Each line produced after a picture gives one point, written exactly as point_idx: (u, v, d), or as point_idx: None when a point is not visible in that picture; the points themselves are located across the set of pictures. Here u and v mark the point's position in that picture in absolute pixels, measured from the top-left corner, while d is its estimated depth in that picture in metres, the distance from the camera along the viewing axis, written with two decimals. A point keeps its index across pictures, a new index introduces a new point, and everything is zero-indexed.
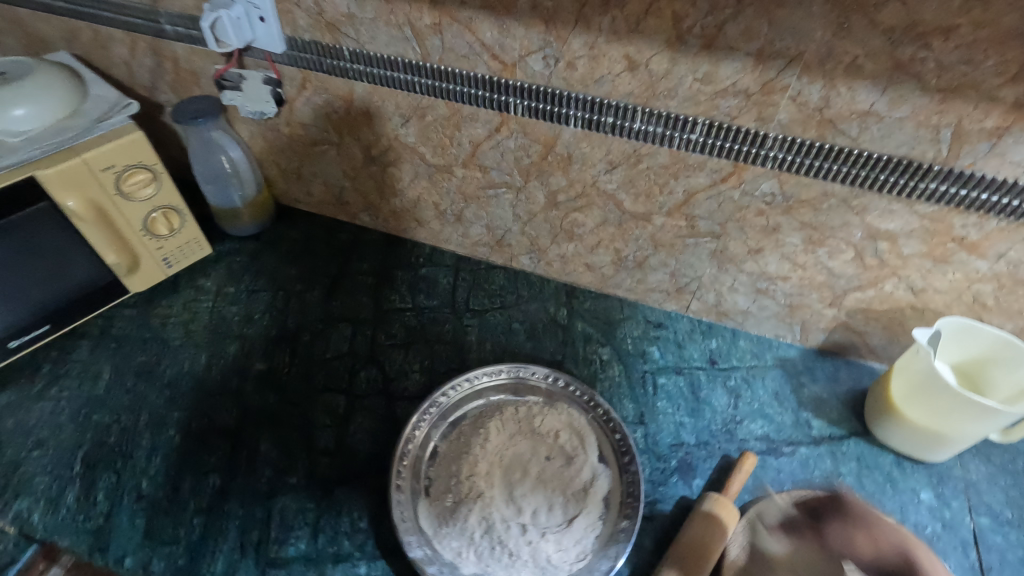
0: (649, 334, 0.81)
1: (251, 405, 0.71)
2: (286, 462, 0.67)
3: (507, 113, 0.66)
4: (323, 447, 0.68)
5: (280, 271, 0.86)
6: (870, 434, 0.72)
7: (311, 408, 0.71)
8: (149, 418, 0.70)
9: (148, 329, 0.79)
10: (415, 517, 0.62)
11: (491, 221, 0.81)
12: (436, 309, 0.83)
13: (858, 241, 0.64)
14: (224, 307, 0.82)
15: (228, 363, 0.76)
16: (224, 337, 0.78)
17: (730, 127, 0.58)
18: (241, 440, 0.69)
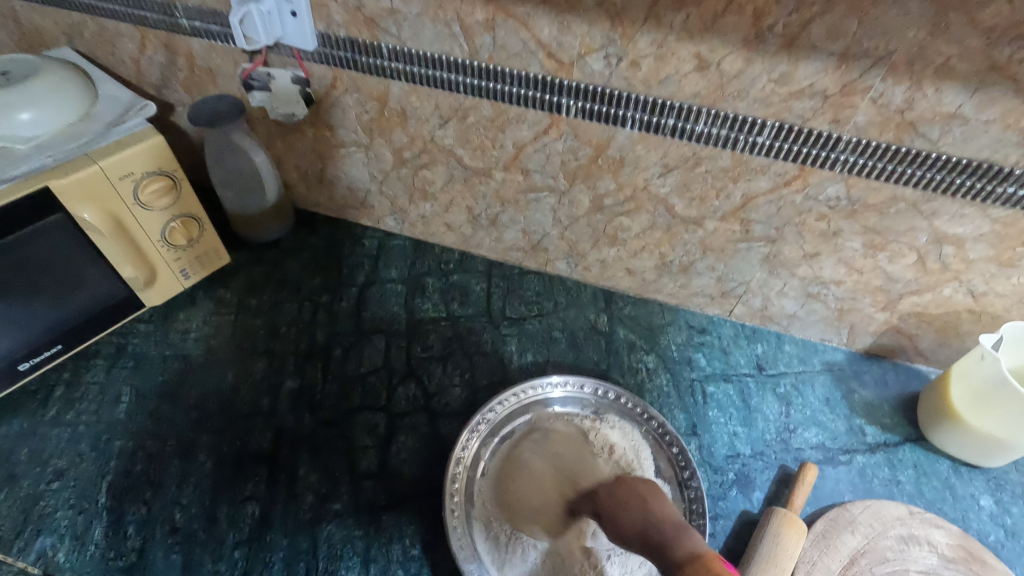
0: (693, 341, 0.78)
1: (286, 427, 0.67)
2: (328, 487, 0.63)
3: (558, 115, 0.63)
4: (366, 470, 0.64)
5: (304, 281, 0.82)
6: (924, 440, 0.70)
7: (350, 428, 0.68)
8: (177, 444, 0.66)
9: (168, 347, 0.74)
10: (472, 544, 0.59)
11: (527, 226, 0.77)
12: (471, 318, 0.79)
13: (923, 245, 0.62)
14: (248, 320, 0.77)
15: (257, 381, 0.71)
16: (250, 353, 0.74)
17: (802, 129, 0.55)
18: (278, 465, 0.64)
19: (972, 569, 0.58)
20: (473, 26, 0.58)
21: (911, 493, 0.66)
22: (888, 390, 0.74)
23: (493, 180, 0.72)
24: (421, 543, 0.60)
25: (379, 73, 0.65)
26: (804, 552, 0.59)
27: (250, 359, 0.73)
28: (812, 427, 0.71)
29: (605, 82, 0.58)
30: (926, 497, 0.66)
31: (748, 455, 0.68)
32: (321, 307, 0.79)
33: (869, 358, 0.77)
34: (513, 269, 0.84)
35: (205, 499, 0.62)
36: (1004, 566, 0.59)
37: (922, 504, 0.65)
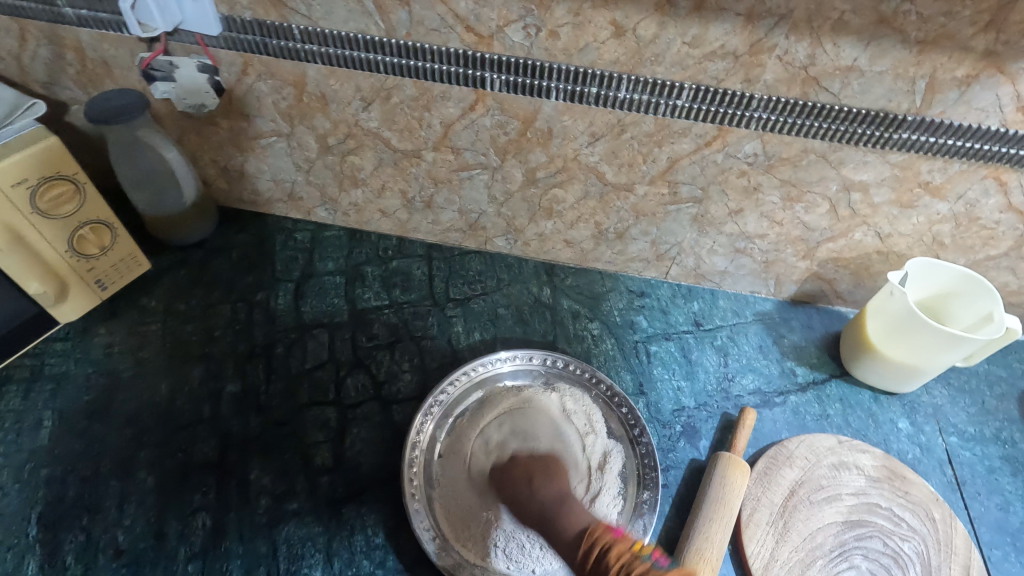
0: (634, 304, 0.80)
1: (232, 432, 0.65)
2: (283, 488, 0.61)
3: (483, 90, 0.62)
4: (322, 465, 0.63)
5: (235, 281, 0.78)
6: (847, 375, 0.76)
7: (301, 426, 0.66)
8: (113, 464, 0.62)
9: (90, 363, 0.69)
10: (435, 525, 0.59)
11: (464, 205, 0.77)
12: (415, 303, 0.78)
13: (834, 194, 0.66)
14: (179, 327, 0.73)
15: (195, 389, 0.68)
16: (185, 361, 0.70)
17: (717, 91, 0.58)
18: (227, 471, 0.62)
19: (896, 486, 0.64)
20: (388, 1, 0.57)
21: (840, 426, 0.71)
22: (814, 332, 0.80)
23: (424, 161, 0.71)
24: (385, 531, 0.60)
25: (293, 57, 0.62)
26: (749, 490, 0.63)
27: (184, 367, 0.70)
28: (748, 373, 0.75)
29: (526, 56, 0.59)
30: (852, 426, 0.71)
31: (693, 407, 0.72)
32: (258, 306, 0.76)
33: (795, 304, 0.82)
34: (454, 251, 0.84)
35: (150, 516, 0.59)
36: (923, 479, 0.66)
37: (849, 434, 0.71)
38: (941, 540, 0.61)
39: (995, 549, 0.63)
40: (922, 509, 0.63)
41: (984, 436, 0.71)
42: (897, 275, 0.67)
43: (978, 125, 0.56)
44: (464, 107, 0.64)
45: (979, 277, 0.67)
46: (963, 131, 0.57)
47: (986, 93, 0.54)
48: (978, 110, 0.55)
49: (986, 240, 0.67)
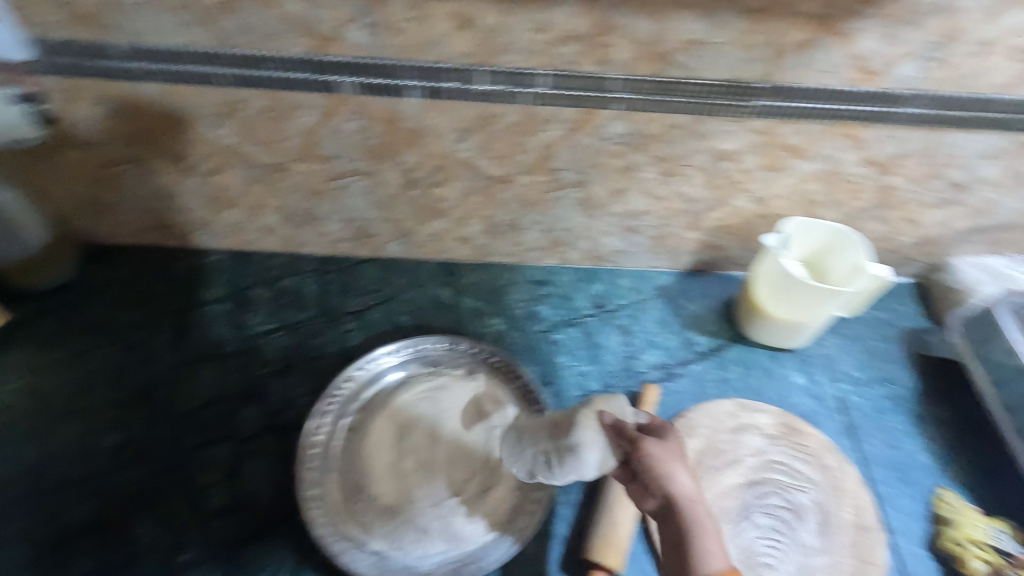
0: (535, 294, 0.80)
1: (115, 487, 0.61)
2: (170, 542, 0.58)
3: (337, 93, 0.59)
4: (213, 508, 0.60)
5: (105, 323, 0.72)
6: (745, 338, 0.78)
7: (193, 468, 0.62)
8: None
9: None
10: (323, 535, 0.58)
11: (346, 214, 0.74)
12: (308, 322, 0.75)
13: (707, 164, 0.66)
14: (40, 384, 0.67)
15: (65, 449, 0.63)
16: (51, 420, 0.64)
17: (572, 74, 0.57)
18: (107, 533, 0.58)
19: (792, 440, 0.67)
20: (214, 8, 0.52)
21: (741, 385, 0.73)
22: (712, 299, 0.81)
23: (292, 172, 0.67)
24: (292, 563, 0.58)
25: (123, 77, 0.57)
26: None
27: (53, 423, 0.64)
28: (652, 349, 0.76)
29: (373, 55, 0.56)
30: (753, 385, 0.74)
31: (599, 389, 0.72)
32: (134, 348, 0.71)
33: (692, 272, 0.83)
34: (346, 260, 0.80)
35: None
36: (817, 429, 0.69)
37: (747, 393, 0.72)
38: (831, 485, 0.65)
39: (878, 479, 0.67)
40: (815, 458, 0.67)
41: (873, 377, 0.75)
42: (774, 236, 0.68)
43: (824, 86, 0.57)
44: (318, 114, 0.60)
45: (847, 231, 0.69)
46: (812, 93, 0.58)
47: (826, 55, 0.55)
48: (822, 72, 0.56)
49: (851, 193, 0.69)
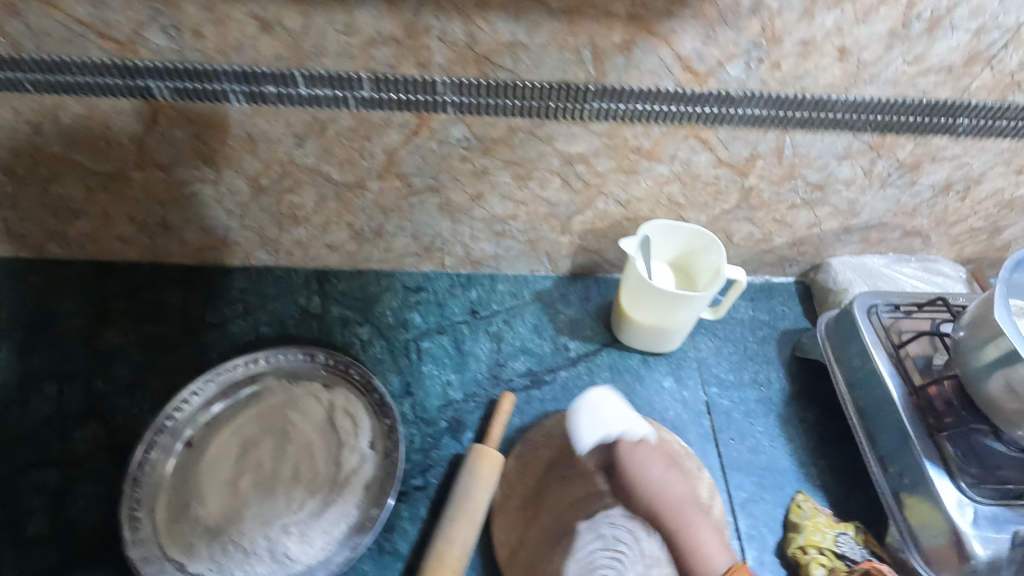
0: (649, 334, 0.76)
1: (278, 431, 0.69)
2: (312, 448, 0.68)
3: (548, 119, 0.63)
4: (353, 434, 0.69)
5: (309, 284, 0.83)
6: (991, 405, 0.58)
7: (339, 434, 0.69)
8: (158, 448, 0.65)
9: (174, 362, 0.75)
10: (454, 496, 0.63)
11: (547, 249, 0.82)
12: (477, 307, 0.83)
13: (884, 106, 0.61)
14: (228, 315, 0.79)
15: (176, 360, 0.75)
16: (186, 340, 0.77)
17: (765, 94, 0.60)
18: (264, 427, 0.69)
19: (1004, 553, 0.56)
20: (455, 99, 0.60)
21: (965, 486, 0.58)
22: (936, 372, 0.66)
23: (510, 225, 0.78)
24: (431, 508, 0.66)
25: (369, 148, 0.66)
26: None
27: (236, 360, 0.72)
28: None
29: (588, 90, 0.60)
30: (989, 491, 0.58)
31: None
32: (335, 322, 0.80)
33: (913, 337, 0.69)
34: (538, 286, 0.86)
35: (176, 509, 0.62)
36: None
37: (985, 512, 0.57)
38: None
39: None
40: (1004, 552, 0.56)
41: None
42: (997, 289, 0.57)
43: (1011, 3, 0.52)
44: (533, 171, 0.69)
45: None
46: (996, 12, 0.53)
47: None
48: None
49: None
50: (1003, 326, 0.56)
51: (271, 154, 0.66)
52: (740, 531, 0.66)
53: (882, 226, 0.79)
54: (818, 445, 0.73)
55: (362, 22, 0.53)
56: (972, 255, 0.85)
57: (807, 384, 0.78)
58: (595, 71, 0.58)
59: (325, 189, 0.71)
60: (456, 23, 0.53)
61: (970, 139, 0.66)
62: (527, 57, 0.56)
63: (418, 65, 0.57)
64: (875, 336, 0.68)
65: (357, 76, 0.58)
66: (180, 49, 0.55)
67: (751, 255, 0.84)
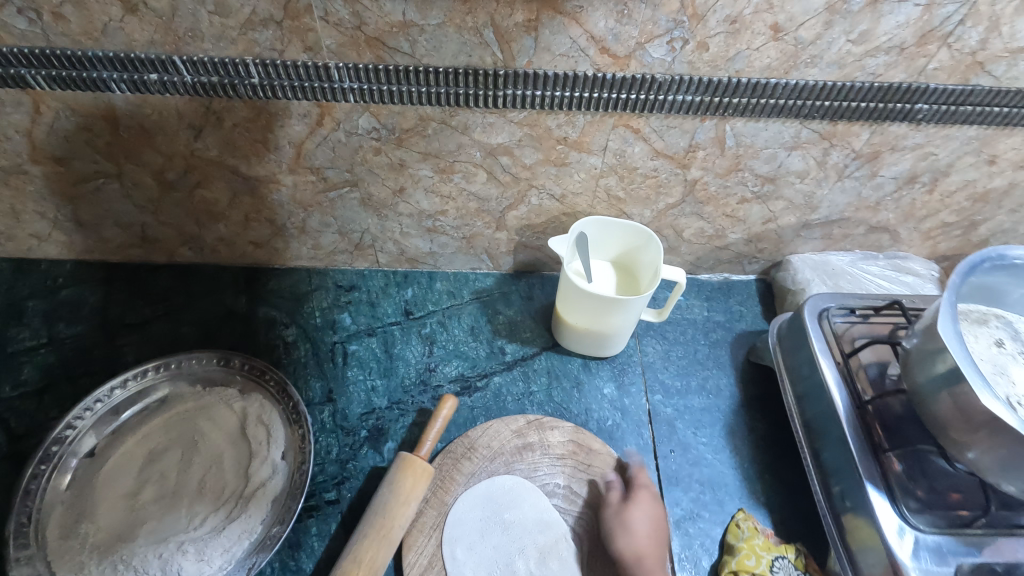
0: (587, 338, 0.71)
1: (186, 440, 0.65)
2: (220, 457, 0.64)
3: (460, 107, 0.57)
4: (262, 443, 0.64)
5: (235, 283, 0.79)
6: (937, 421, 0.52)
7: (250, 443, 0.65)
8: (55, 458, 0.61)
9: (88, 365, 0.71)
10: (370, 509, 0.58)
11: (485, 246, 0.77)
12: (411, 307, 0.78)
13: (829, 90, 0.55)
14: (148, 316, 0.76)
15: (89, 363, 0.72)
16: (102, 341, 0.73)
17: (695, 78, 0.54)
18: (171, 434, 0.65)
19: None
20: (354, 86, 0.55)
21: (908, 511, 0.53)
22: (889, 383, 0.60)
23: (441, 220, 0.73)
24: (342, 524, 0.62)
25: (273, 139, 0.61)
26: None
27: (147, 364, 0.68)
28: None
29: (497, 76, 0.54)
30: (938, 519, 0.53)
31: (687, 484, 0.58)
32: (259, 324, 0.76)
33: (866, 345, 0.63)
34: (479, 284, 0.81)
35: (68, 522, 0.58)
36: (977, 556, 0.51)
37: (928, 542, 0.51)
38: None
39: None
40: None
41: None
42: (945, 296, 0.52)
43: None
44: (454, 164, 0.64)
45: None
46: None
47: None
48: None
49: None
50: (947, 337, 0.50)
51: (169, 146, 0.62)
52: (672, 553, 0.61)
53: (844, 221, 0.73)
54: (765, 459, 0.67)
55: (234, 2, 0.48)
56: (948, 251, 0.78)
57: (759, 392, 0.73)
58: (501, 54, 0.52)
59: (235, 183, 0.67)
60: (338, 1, 0.48)
61: (931, 127, 0.60)
62: (423, 39, 0.51)
63: (306, 48, 0.52)
64: (825, 343, 0.63)
65: (242, 61, 0.53)
66: (45, 32, 0.51)
67: (705, 252, 0.78)
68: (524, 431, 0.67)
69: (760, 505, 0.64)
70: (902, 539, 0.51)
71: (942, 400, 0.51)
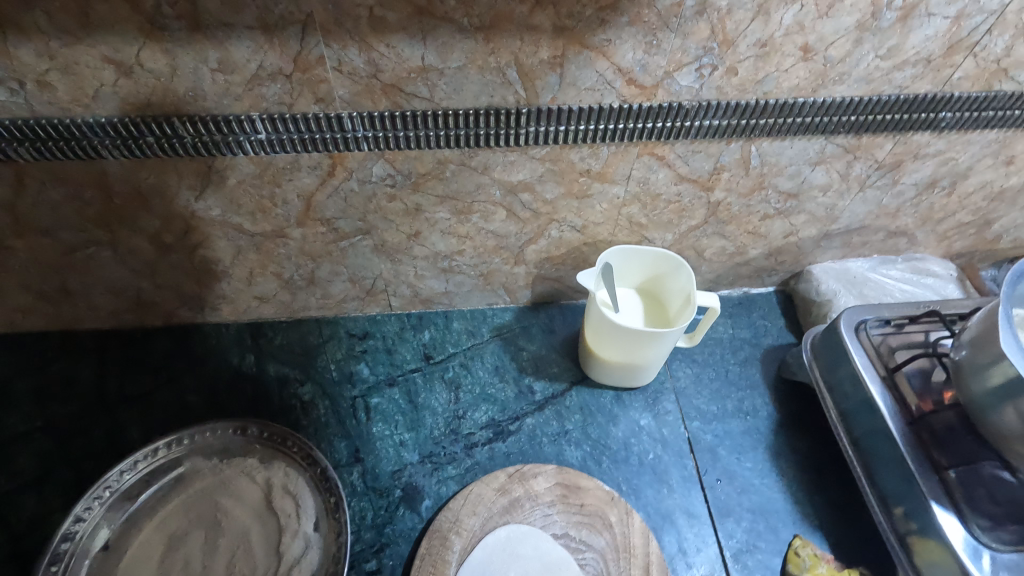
0: (621, 371, 0.69)
1: (209, 520, 0.60)
2: (246, 536, 0.59)
3: (480, 148, 0.55)
4: (291, 517, 0.60)
5: (241, 341, 0.75)
6: (1001, 434, 0.51)
7: (279, 518, 0.60)
8: (66, 558, 0.56)
9: (90, 446, 0.66)
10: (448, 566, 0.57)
11: (502, 281, 0.74)
12: (431, 351, 0.75)
13: (857, 105, 0.54)
14: (151, 386, 0.71)
15: (91, 445, 0.66)
16: (103, 419, 0.68)
17: (723, 103, 0.53)
18: (192, 517, 0.60)
19: None
20: (368, 134, 0.52)
21: (979, 528, 0.52)
22: (936, 393, 0.59)
23: (457, 260, 0.69)
24: None
25: (280, 194, 0.57)
26: None
27: (156, 441, 0.63)
28: None
29: (520, 114, 0.52)
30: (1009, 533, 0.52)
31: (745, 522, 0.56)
32: (272, 383, 0.72)
33: (907, 355, 0.62)
34: (498, 320, 0.78)
35: None
36: None
37: (1005, 560, 0.50)
38: None
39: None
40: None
41: None
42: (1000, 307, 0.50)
43: None
44: (472, 204, 0.61)
45: None
46: None
47: None
48: None
49: None
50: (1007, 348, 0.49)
51: (167, 208, 0.58)
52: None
53: (864, 229, 0.72)
54: (812, 479, 0.66)
55: (239, 57, 0.45)
56: (963, 250, 0.78)
57: (796, 409, 0.71)
58: (525, 92, 0.50)
59: (239, 241, 0.63)
60: (352, 50, 0.45)
61: (953, 134, 0.59)
62: (443, 82, 0.48)
63: (317, 99, 0.49)
64: (867, 357, 0.61)
65: (248, 117, 0.49)
66: (28, 103, 0.47)
67: (726, 269, 0.77)
68: (565, 476, 0.63)
69: (815, 529, 0.63)
70: (980, 559, 0.50)
71: (1006, 413, 0.50)
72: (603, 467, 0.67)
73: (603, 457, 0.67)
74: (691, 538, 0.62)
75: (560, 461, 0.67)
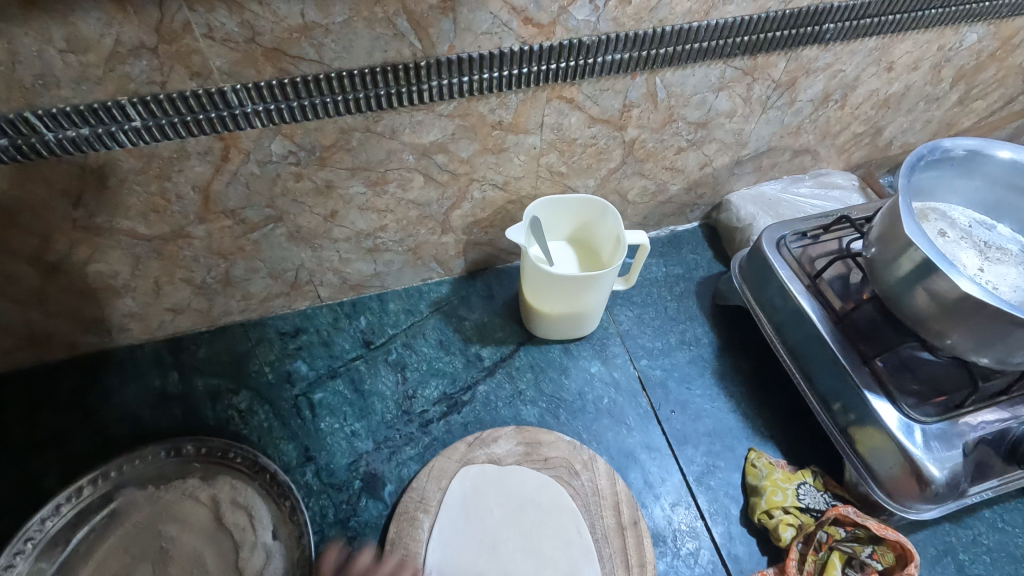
0: (564, 324, 0.69)
1: (153, 553, 0.55)
2: (199, 561, 0.55)
3: (384, 110, 0.52)
4: (247, 531, 0.56)
5: (160, 359, 0.69)
6: (918, 316, 0.54)
7: (233, 533, 0.56)
8: None
9: (2, 502, 0.59)
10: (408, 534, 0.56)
11: (432, 253, 0.72)
12: (370, 337, 0.72)
13: (747, 24, 0.56)
14: (63, 426, 0.64)
15: (2, 499, 0.60)
16: (11, 471, 0.61)
17: (622, 35, 0.53)
18: (133, 552, 0.55)
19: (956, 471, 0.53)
20: (259, 108, 0.48)
21: (909, 407, 0.56)
22: (856, 292, 0.63)
23: (381, 237, 0.66)
24: None
25: (171, 188, 0.52)
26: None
27: (79, 480, 0.57)
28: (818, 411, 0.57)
29: (419, 68, 0.49)
30: (933, 407, 0.56)
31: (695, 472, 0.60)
32: (203, 398, 0.67)
33: (825, 262, 0.65)
34: (434, 295, 0.76)
35: None
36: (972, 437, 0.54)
37: (934, 431, 0.54)
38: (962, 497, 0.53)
39: (990, 522, 0.62)
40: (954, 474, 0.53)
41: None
42: (900, 200, 0.54)
43: None
44: (387, 173, 0.59)
45: None
46: None
47: None
48: None
49: None
50: (912, 235, 0.52)
51: (42, 223, 0.52)
52: (703, 510, 0.61)
53: (771, 151, 0.75)
54: (759, 394, 0.69)
55: (90, 32, 0.40)
56: (861, 160, 0.83)
57: (734, 332, 0.74)
58: (420, 43, 0.48)
59: (135, 249, 0.57)
60: (221, 12, 0.41)
61: (838, 45, 0.62)
62: (331, 40, 0.45)
63: (193, 74, 0.44)
64: (790, 270, 0.64)
65: (116, 103, 0.44)
66: None
67: (650, 210, 0.78)
68: (525, 435, 0.62)
69: (767, 440, 0.66)
70: (912, 434, 0.54)
71: (918, 295, 0.53)
72: (561, 420, 0.67)
73: (560, 410, 0.67)
74: (655, 471, 0.63)
75: (518, 421, 0.66)
